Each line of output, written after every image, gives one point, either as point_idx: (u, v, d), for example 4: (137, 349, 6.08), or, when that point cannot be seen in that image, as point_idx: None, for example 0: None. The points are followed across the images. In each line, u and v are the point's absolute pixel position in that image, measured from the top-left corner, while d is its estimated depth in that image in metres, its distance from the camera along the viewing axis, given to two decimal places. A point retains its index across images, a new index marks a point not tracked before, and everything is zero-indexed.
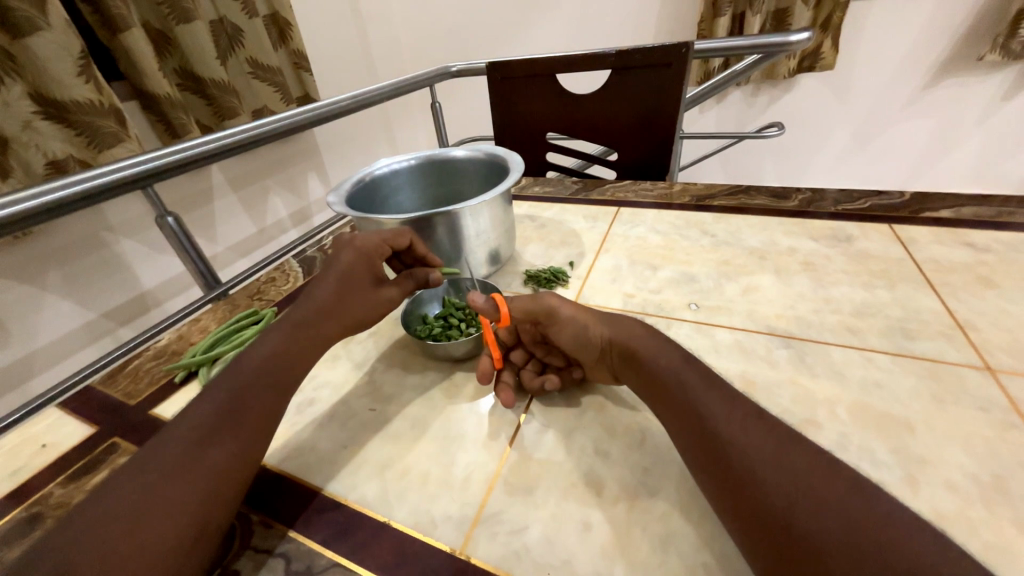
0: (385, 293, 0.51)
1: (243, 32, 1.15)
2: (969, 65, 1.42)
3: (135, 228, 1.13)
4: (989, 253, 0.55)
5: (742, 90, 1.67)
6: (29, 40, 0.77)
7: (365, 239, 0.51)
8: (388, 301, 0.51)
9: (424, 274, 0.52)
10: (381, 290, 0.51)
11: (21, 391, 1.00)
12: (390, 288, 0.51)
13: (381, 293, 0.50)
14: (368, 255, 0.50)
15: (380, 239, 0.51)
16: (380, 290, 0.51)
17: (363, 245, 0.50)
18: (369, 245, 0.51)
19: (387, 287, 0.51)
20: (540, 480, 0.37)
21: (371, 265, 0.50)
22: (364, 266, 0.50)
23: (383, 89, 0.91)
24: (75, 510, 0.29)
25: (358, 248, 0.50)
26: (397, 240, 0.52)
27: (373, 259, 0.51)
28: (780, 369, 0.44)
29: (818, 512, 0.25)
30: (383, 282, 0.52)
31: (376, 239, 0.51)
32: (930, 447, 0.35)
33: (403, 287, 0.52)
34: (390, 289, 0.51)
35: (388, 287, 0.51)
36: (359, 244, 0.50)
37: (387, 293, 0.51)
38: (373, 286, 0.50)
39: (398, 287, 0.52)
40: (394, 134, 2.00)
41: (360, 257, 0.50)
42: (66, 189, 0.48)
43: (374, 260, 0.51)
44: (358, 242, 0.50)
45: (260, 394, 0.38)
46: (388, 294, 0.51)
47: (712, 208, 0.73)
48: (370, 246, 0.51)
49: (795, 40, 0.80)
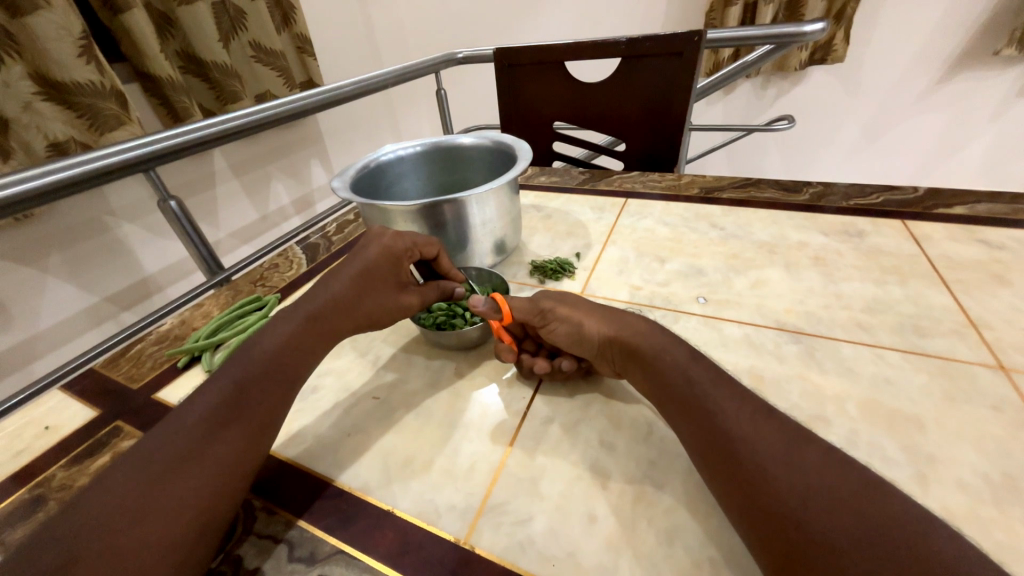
0: (404, 300, 0.49)
1: (246, 14, 1.12)
2: (983, 60, 1.40)
3: (137, 212, 1.11)
4: (1003, 250, 0.54)
5: (751, 82, 1.61)
6: (30, 19, 0.76)
7: (397, 239, 0.49)
8: (406, 309, 0.49)
9: (449, 285, 0.52)
10: (402, 296, 0.49)
11: (24, 372, 1.01)
12: (412, 296, 0.49)
13: (401, 298, 0.49)
14: (395, 257, 0.48)
15: (412, 243, 0.49)
16: (400, 294, 0.49)
17: (393, 245, 0.49)
18: (400, 246, 0.49)
19: (409, 294, 0.49)
20: (545, 472, 0.37)
21: (395, 267, 0.48)
22: (389, 266, 0.48)
23: (390, 74, 0.89)
24: (76, 499, 0.29)
25: (386, 245, 0.48)
26: (428, 249, 0.50)
27: (400, 261, 0.49)
28: (789, 365, 0.43)
29: (832, 509, 0.25)
30: (406, 287, 0.50)
31: (407, 242, 0.49)
32: (941, 446, 0.35)
33: (423, 296, 0.50)
34: (410, 296, 0.49)
35: (408, 293, 0.49)
36: (388, 243, 0.48)
37: (406, 301, 0.49)
38: (394, 290, 0.48)
39: (418, 296, 0.50)
40: (398, 120, 1.97)
41: (386, 256, 0.48)
42: (66, 170, 0.47)
43: (401, 263, 0.49)
44: (387, 241, 0.49)
45: (268, 388, 0.37)
46: (407, 300, 0.49)
47: (719, 201, 0.72)
48: (400, 248, 0.48)
49: (809, 31, 0.78)
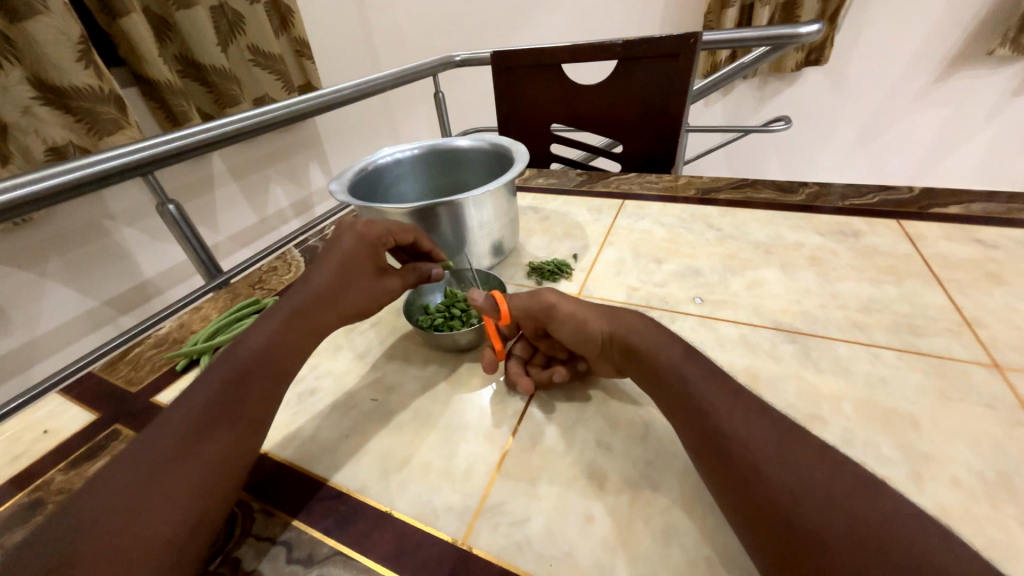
0: (386, 283, 0.50)
1: (244, 18, 1.13)
2: (978, 60, 1.40)
3: (135, 215, 1.11)
4: (997, 249, 0.54)
5: (748, 83, 1.62)
6: (28, 24, 0.76)
7: (369, 227, 0.50)
8: (390, 291, 0.51)
9: (427, 268, 0.53)
10: (384, 280, 0.50)
11: (23, 376, 1.01)
12: (393, 279, 0.51)
13: (384, 282, 0.50)
14: (370, 244, 0.49)
15: (385, 230, 0.50)
16: (382, 278, 0.50)
17: (366, 233, 0.49)
18: (373, 233, 0.50)
19: (391, 278, 0.51)
20: (542, 472, 0.37)
21: (372, 253, 0.50)
22: (366, 254, 0.49)
23: (389, 78, 0.89)
24: (69, 501, 0.29)
25: (360, 234, 0.49)
26: (402, 235, 0.51)
27: (376, 248, 0.50)
28: (785, 364, 0.43)
29: (823, 506, 0.25)
30: (385, 270, 0.51)
31: (380, 229, 0.50)
32: (935, 444, 0.35)
33: (404, 280, 0.52)
34: (391, 279, 0.51)
35: (389, 276, 0.51)
36: (361, 231, 0.49)
37: (389, 284, 0.50)
38: (375, 275, 0.50)
39: (399, 278, 0.52)
40: (397, 123, 1.98)
41: (362, 244, 0.49)
42: (64, 174, 0.47)
43: (377, 249, 0.50)
44: (360, 229, 0.49)
45: (257, 385, 0.37)
46: (390, 284, 0.51)
47: (716, 201, 0.72)
48: (374, 236, 0.50)
49: (805, 32, 0.78)
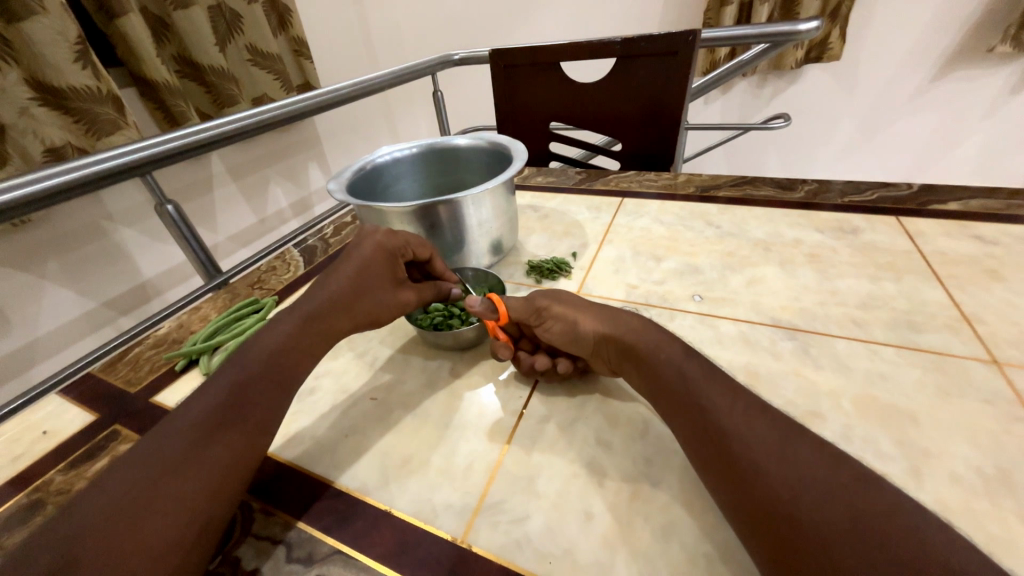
0: (402, 295, 0.49)
1: (243, 18, 1.13)
2: (978, 57, 1.40)
3: (134, 216, 1.11)
4: (996, 246, 0.54)
5: (747, 81, 1.61)
6: (24, 24, 0.76)
7: (390, 237, 0.50)
8: (403, 304, 0.49)
9: (445, 285, 0.53)
10: (400, 292, 0.49)
11: (23, 377, 1.01)
12: (409, 291, 0.50)
13: (398, 293, 0.49)
14: (390, 254, 0.49)
15: (405, 242, 0.50)
16: (398, 291, 0.49)
17: (386, 242, 0.50)
18: (393, 244, 0.50)
19: (405, 290, 0.50)
20: (542, 470, 0.37)
21: (391, 264, 0.49)
22: (384, 263, 0.49)
23: (388, 76, 0.89)
24: (74, 501, 0.29)
25: (380, 243, 0.49)
26: (421, 249, 0.51)
27: (394, 258, 0.50)
28: (784, 361, 0.43)
29: (822, 503, 0.25)
30: (402, 282, 0.50)
31: (400, 240, 0.50)
32: (934, 439, 0.35)
33: (420, 293, 0.51)
34: (407, 292, 0.50)
35: (405, 289, 0.50)
36: (381, 241, 0.49)
37: (404, 296, 0.49)
38: (392, 286, 0.49)
39: (415, 292, 0.50)
40: (396, 122, 1.98)
41: (380, 253, 0.49)
42: (64, 174, 0.47)
43: (396, 261, 0.50)
44: (380, 238, 0.50)
45: (265, 387, 0.37)
46: (404, 296, 0.49)
47: (715, 199, 0.72)
48: (393, 246, 0.50)
49: (803, 29, 0.78)
